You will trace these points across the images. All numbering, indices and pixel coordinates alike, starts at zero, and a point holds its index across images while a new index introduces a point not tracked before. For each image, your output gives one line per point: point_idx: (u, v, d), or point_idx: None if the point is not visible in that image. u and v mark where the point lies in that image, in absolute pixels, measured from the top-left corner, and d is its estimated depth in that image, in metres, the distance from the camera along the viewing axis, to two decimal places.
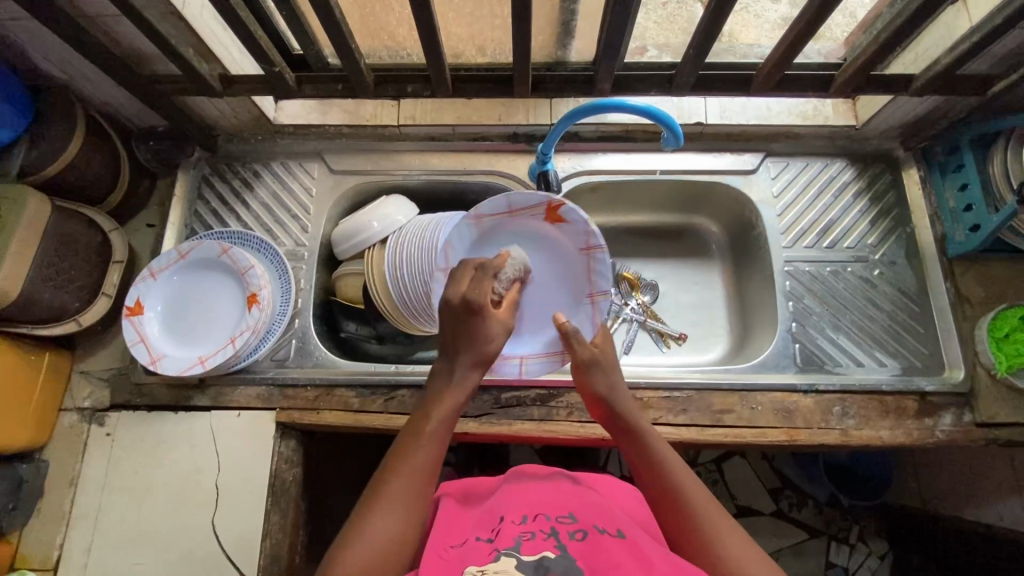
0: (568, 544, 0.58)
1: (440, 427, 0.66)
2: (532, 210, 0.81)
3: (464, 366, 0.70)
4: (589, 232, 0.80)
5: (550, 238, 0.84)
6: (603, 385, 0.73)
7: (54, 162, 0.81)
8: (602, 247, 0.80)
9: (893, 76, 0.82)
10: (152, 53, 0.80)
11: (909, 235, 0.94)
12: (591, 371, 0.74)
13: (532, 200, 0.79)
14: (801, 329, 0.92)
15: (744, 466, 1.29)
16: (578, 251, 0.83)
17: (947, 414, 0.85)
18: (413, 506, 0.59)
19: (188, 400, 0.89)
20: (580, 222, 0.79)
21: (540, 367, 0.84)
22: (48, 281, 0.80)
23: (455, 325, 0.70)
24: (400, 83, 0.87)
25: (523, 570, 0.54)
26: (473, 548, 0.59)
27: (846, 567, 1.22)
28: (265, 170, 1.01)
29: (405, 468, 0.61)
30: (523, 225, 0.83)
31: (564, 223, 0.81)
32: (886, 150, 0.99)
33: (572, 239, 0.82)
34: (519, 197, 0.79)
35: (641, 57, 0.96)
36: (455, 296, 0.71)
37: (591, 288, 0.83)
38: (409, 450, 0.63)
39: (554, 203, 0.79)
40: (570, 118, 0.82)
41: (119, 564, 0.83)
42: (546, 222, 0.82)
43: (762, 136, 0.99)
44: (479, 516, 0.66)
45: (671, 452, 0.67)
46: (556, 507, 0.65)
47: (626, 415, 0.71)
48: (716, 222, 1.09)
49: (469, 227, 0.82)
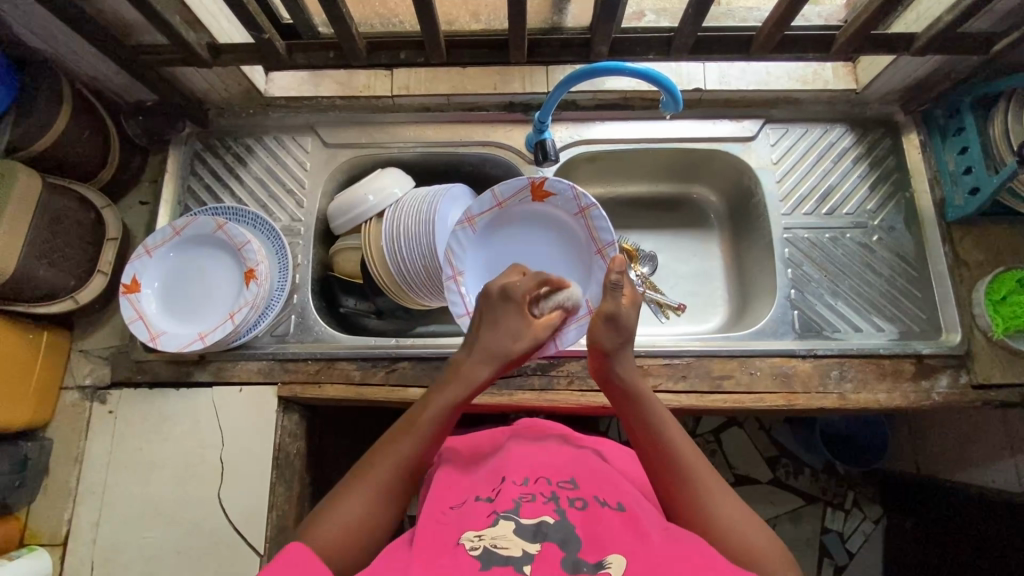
0: (567, 511, 0.58)
1: (433, 423, 0.63)
2: (520, 195, 0.86)
3: (474, 361, 0.67)
4: (577, 196, 0.84)
5: (544, 214, 0.88)
6: (609, 340, 0.68)
7: (43, 136, 0.79)
8: (594, 205, 0.84)
9: (894, 36, 0.80)
10: (138, 22, 0.78)
11: (909, 200, 0.94)
12: (605, 325, 0.68)
13: (517, 185, 0.85)
14: (800, 295, 0.92)
15: (742, 436, 1.30)
16: (573, 216, 0.87)
17: (944, 376, 0.86)
18: (386, 493, 0.59)
19: (189, 376, 0.89)
20: (566, 188, 0.84)
21: (576, 333, 0.83)
22: (41, 259, 0.79)
23: (489, 317, 0.70)
24: (393, 51, 0.85)
25: (522, 536, 0.54)
26: (472, 510, 0.60)
27: (842, 531, 1.25)
28: (257, 144, 0.99)
29: (390, 457, 0.61)
30: (514, 211, 0.88)
31: (551, 197, 0.86)
32: (886, 114, 0.98)
33: (565, 207, 0.86)
34: (503, 188, 0.85)
35: (639, 23, 0.94)
36: (497, 286, 0.71)
37: (597, 243, 0.86)
38: (395, 440, 0.62)
39: (537, 181, 0.85)
40: (566, 84, 0.80)
41: (128, 537, 0.84)
42: (535, 202, 0.87)
43: (762, 102, 0.98)
44: (478, 477, 0.67)
45: (669, 416, 0.66)
46: (557, 472, 0.65)
47: (629, 375, 0.69)
48: (714, 191, 1.09)
49: (467, 231, 0.86)
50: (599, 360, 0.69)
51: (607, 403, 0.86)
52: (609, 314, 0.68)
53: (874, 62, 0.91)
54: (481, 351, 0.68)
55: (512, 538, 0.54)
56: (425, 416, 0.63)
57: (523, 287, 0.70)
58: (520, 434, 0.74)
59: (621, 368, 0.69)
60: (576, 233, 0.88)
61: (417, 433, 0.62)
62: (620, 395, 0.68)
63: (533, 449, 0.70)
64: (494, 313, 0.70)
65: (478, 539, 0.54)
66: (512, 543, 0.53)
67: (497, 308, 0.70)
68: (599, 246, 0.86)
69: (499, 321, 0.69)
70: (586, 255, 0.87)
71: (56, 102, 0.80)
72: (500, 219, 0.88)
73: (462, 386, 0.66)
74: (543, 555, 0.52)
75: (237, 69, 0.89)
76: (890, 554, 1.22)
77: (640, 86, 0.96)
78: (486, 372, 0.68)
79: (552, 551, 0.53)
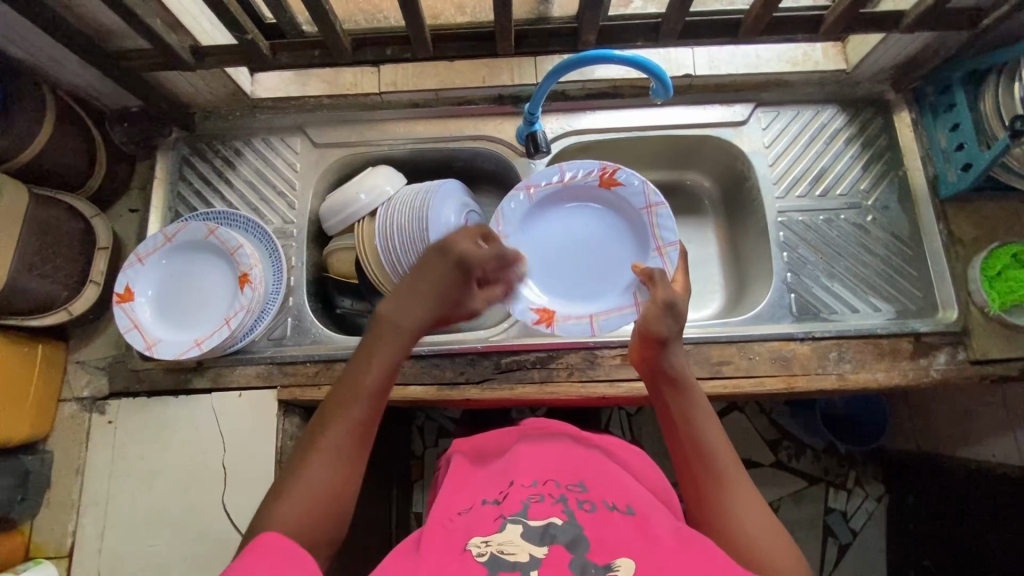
0: (576, 512, 0.58)
1: (375, 384, 0.62)
2: (588, 176, 0.90)
3: (416, 314, 0.67)
4: (646, 192, 0.88)
5: (608, 205, 0.92)
6: (666, 327, 0.67)
7: (26, 147, 0.78)
8: (662, 203, 0.88)
9: (883, 14, 0.80)
10: (118, 27, 0.77)
11: (902, 178, 0.94)
12: (664, 313, 0.68)
13: (588, 167, 0.89)
14: (796, 279, 0.92)
15: (744, 420, 1.31)
16: (638, 211, 0.90)
17: (941, 353, 0.86)
18: (346, 457, 0.60)
19: (187, 383, 0.89)
20: (637, 182, 0.88)
21: (611, 323, 0.87)
22: (33, 271, 0.78)
23: (434, 271, 0.68)
24: (378, 47, 0.84)
25: (529, 539, 0.54)
26: (480, 515, 0.60)
27: (845, 510, 1.26)
28: (245, 147, 0.98)
29: (338, 426, 0.60)
30: (578, 191, 0.92)
31: (620, 186, 0.90)
32: (876, 93, 0.98)
33: (634, 200, 0.90)
34: (572, 166, 0.90)
35: (625, 9, 0.94)
36: (455, 250, 0.69)
37: (656, 242, 0.88)
38: (340, 409, 0.61)
39: (608, 168, 0.89)
40: (555, 75, 0.79)
41: (134, 546, 0.84)
42: (601, 188, 0.91)
43: (752, 85, 0.98)
44: (488, 481, 0.66)
45: (709, 408, 0.65)
46: (567, 475, 0.65)
47: (676, 363, 0.67)
48: (708, 176, 1.08)
49: (526, 197, 0.91)
50: (650, 346, 0.67)
51: (608, 394, 0.86)
52: (666, 302, 0.68)
53: (863, 41, 0.90)
54: (423, 308, 0.67)
55: (520, 542, 0.54)
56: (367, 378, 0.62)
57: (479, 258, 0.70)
58: (530, 432, 0.73)
59: (671, 356, 0.67)
60: (630, 229, 0.91)
61: (361, 395, 0.62)
62: (664, 384, 0.67)
63: (543, 449, 0.69)
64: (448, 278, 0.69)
65: (485, 545, 0.54)
66: (520, 547, 0.53)
67: (447, 274, 0.69)
68: (660, 244, 0.88)
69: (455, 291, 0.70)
70: (641, 250, 0.90)
71: (40, 112, 0.79)
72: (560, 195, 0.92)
73: (398, 341, 0.65)
74: (552, 558, 0.52)
75: (223, 72, 0.88)
76: (894, 531, 1.23)
77: (629, 74, 0.95)
78: (424, 324, 0.68)
79: (559, 553, 0.52)
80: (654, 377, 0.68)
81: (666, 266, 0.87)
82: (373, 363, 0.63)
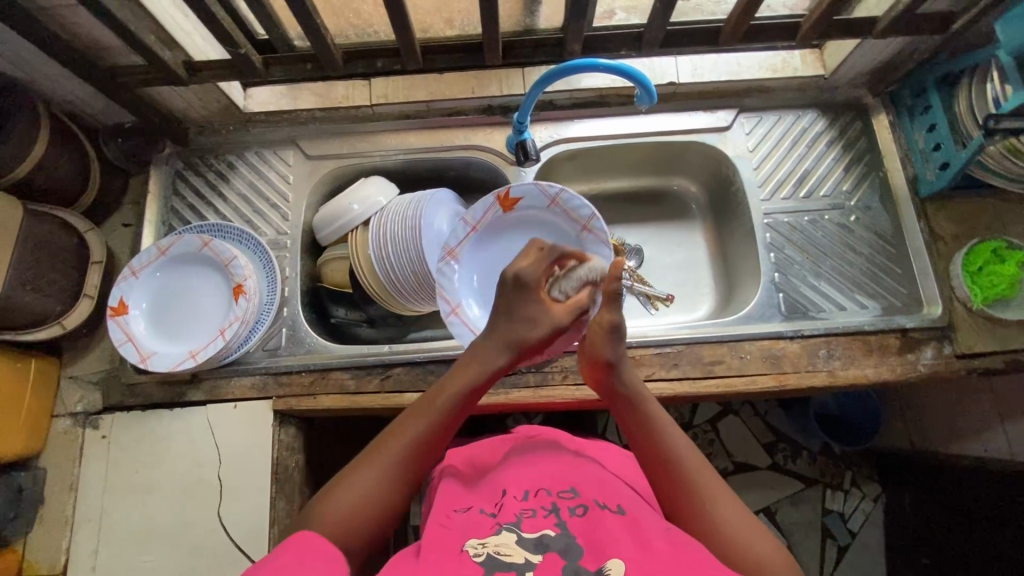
0: (568, 521, 0.58)
1: (446, 410, 0.63)
2: (489, 212, 0.89)
3: (495, 348, 0.66)
4: (543, 189, 0.87)
5: (526, 219, 0.90)
6: (610, 352, 0.66)
7: (19, 164, 0.79)
8: (561, 189, 0.87)
9: (856, 20, 0.83)
10: (112, 44, 0.78)
11: (882, 179, 0.97)
12: (606, 338, 0.66)
13: (485, 204, 0.88)
14: (783, 278, 0.94)
15: (739, 424, 1.31)
16: (547, 209, 0.89)
17: (928, 348, 0.87)
18: (399, 478, 0.59)
19: (182, 396, 0.89)
20: (529, 187, 0.87)
21: None
22: (27, 285, 0.79)
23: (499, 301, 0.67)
24: (369, 59, 0.86)
25: (524, 546, 0.55)
26: (474, 521, 0.60)
27: (843, 511, 1.27)
28: (239, 160, 1.00)
29: (399, 442, 0.60)
30: (494, 232, 0.90)
31: (519, 202, 0.89)
32: (855, 98, 1.01)
33: (537, 204, 0.89)
34: (472, 212, 0.88)
35: (610, 21, 0.97)
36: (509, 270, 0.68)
37: (579, 222, 0.88)
38: (409, 423, 0.61)
39: (501, 193, 0.88)
40: (541, 84, 0.81)
41: (128, 563, 0.83)
42: (507, 213, 0.90)
43: (735, 92, 1.00)
44: (479, 491, 0.67)
45: (672, 421, 0.64)
46: (558, 481, 0.65)
47: (629, 383, 0.67)
48: (695, 182, 1.10)
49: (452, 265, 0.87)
50: (601, 372, 0.67)
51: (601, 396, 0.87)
52: (611, 329, 0.66)
53: (840, 47, 0.93)
54: (497, 339, 0.67)
55: (515, 545, 0.55)
56: (446, 396, 0.63)
57: (532, 270, 0.68)
58: (522, 445, 0.74)
59: (622, 376, 0.67)
60: (558, 225, 0.89)
61: (427, 417, 0.62)
62: (623, 403, 0.67)
63: (531, 460, 0.70)
64: (508, 298, 0.67)
65: (482, 545, 0.55)
66: (515, 550, 0.54)
67: (507, 292, 0.67)
68: (583, 225, 0.88)
69: (516, 305, 0.67)
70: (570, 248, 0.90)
71: (35, 129, 0.79)
72: (483, 240, 0.90)
73: (471, 377, 0.65)
74: (546, 564, 0.53)
75: (215, 86, 0.89)
76: (891, 530, 1.24)
77: (615, 83, 0.98)
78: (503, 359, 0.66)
79: (553, 561, 0.53)
80: (615, 404, 0.68)
81: (600, 240, 0.87)
82: (450, 384, 0.64)
